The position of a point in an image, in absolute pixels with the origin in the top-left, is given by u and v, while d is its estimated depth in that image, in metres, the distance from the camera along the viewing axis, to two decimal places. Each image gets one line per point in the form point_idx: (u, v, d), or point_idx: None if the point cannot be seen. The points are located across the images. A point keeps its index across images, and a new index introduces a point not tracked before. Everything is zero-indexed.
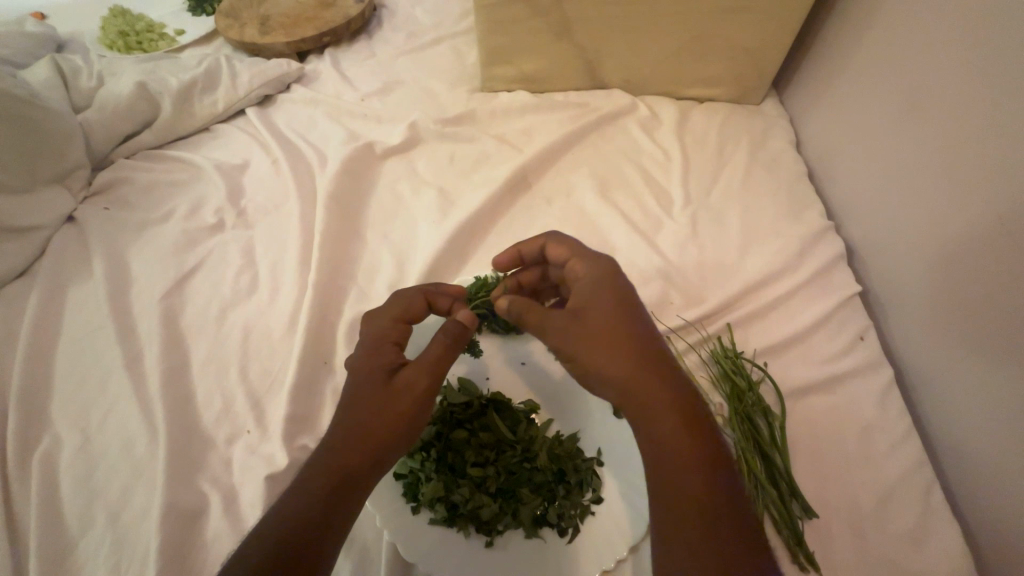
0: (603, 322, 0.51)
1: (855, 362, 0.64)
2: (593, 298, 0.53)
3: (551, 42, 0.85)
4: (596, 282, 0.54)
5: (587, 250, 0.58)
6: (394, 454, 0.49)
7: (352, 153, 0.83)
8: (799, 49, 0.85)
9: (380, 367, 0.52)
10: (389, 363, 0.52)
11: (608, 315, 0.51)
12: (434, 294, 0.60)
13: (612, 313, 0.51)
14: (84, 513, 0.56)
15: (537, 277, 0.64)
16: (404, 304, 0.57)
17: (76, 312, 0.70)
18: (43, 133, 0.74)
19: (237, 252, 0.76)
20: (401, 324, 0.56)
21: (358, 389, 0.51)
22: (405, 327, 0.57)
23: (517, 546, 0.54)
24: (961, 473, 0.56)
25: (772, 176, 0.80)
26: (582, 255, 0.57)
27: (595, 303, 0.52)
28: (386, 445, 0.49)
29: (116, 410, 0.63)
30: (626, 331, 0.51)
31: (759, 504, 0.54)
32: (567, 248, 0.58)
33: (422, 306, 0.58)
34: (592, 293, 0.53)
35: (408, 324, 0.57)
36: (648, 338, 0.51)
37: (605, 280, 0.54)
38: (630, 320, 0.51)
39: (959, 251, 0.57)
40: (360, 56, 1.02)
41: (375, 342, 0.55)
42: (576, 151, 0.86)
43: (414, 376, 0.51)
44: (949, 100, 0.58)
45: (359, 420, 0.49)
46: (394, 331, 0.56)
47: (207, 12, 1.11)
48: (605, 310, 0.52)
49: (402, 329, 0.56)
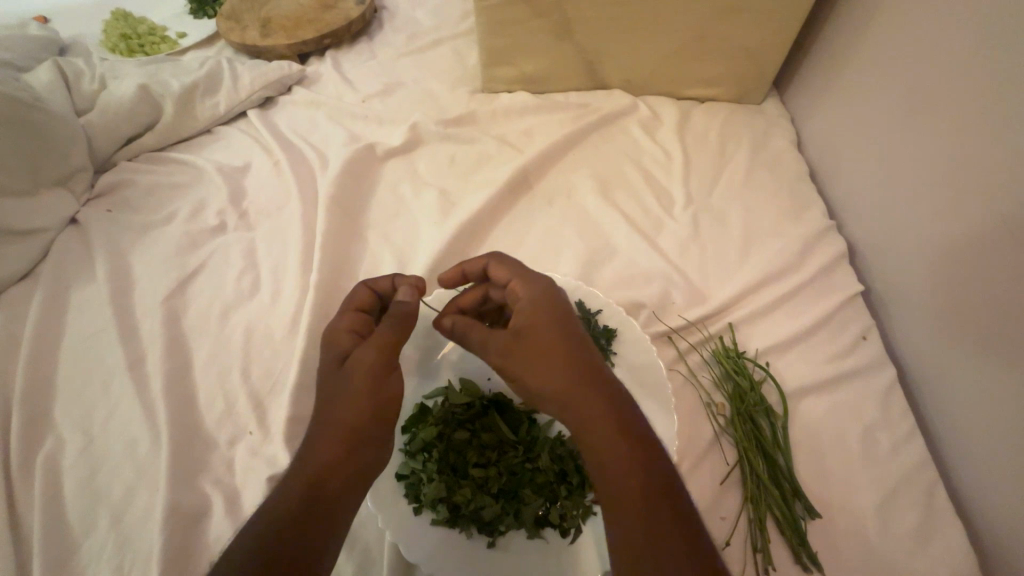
0: (553, 347, 0.50)
1: (856, 362, 0.63)
2: (541, 318, 0.52)
3: (551, 43, 0.85)
4: (546, 303, 0.53)
5: (530, 273, 0.57)
6: (369, 441, 0.49)
7: (352, 154, 0.83)
8: (799, 49, 0.86)
9: (336, 357, 0.54)
10: (343, 351, 0.54)
11: (546, 339, 0.50)
12: (376, 284, 0.61)
13: (549, 343, 0.50)
14: (87, 515, 0.56)
15: (480, 297, 0.61)
16: (352, 298, 0.59)
17: (78, 314, 0.70)
18: (46, 136, 0.75)
19: (238, 253, 0.76)
20: (349, 313, 0.58)
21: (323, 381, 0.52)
22: (357, 316, 0.58)
23: (518, 546, 0.54)
24: (967, 472, 0.56)
25: (773, 176, 0.80)
26: (525, 278, 0.56)
27: (535, 327, 0.51)
28: (371, 442, 0.50)
29: (120, 411, 0.63)
30: (561, 358, 0.49)
31: (762, 505, 0.54)
32: (521, 267, 0.58)
33: (366, 295, 0.59)
34: (538, 314, 0.52)
35: (357, 312, 0.58)
36: (584, 364, 0.49)
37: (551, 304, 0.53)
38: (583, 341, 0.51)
39: (962, 251, 0.57)
40: (361, 58, 1.02)
41: (330, 337, 0.56)
42: (576, 151, 0.86)
43: (365, 353, 0.52)
44: (949, 103, 0.58)
45: (329, 409, 0.50)
46: (345, 321, 0.57)
47: (209, 14, 1.11)
48: (555, 330, 0.51)
49: (351, 317, 0.57)
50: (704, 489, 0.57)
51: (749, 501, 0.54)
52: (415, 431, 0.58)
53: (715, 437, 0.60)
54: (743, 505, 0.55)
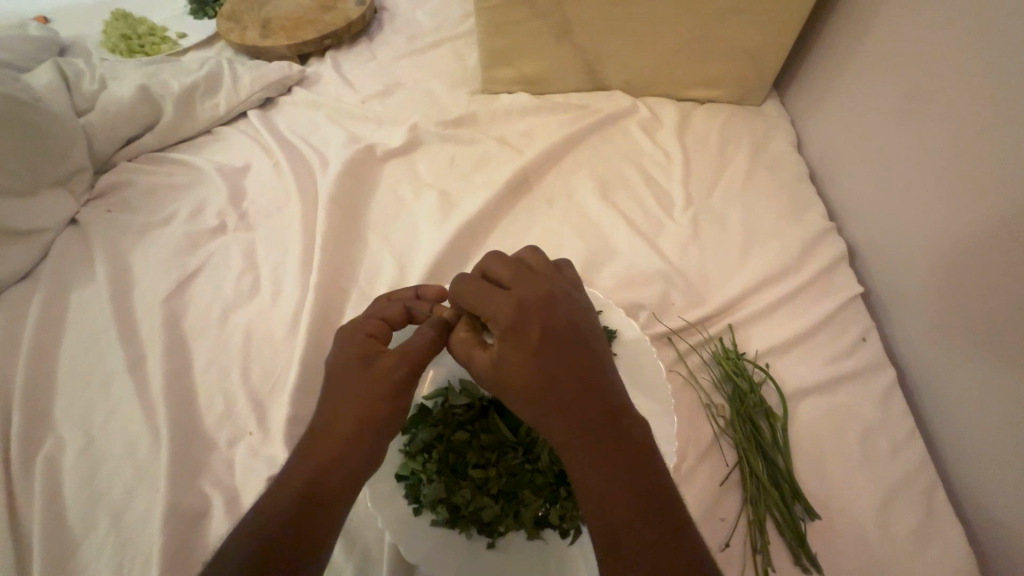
0: (524, 374, 0.46)
1: (857, 363, 0.63)
2: (513, 333, 0.48)
3: (551, 44, 0.86)
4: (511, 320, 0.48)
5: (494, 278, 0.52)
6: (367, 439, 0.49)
7: (352, 155, 0.83)
8: (799, 50, 0.86)
9: (359, 356, 0.52)
10: (367, 353, 0.52)
11: (519, 365, 0.47)
12: (411, 300, 0.60)
13: (524, 369, 0.47)
14: (87, 515, 0.56)
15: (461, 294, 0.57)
16: (382, 307, 0.59)
17: (78, 315, 0.70)
18: (45, 136, 0.75)
19: (238, 253, 0.76)
20: (374, 318, 0.56)
21: (338, 379, 0.51)
22: (381, 323, 0.56)
23: (518, 546, 0.54)
24: (967, 474, 0.56)
25: (774, 177, 0.80)
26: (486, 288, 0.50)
27: (505, 353, 0.47)
28: (368, 435, 0.49)
29: (120, 411, 0.63)
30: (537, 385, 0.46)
31: (761, 506, 0.54)
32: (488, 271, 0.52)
33: (398, 307, 0.58)
34: (507, 326, 0.48)
35: (379, 320, 0.57)
36: (561, 387, 0.46)
37: (523, 311, 0.48)
38: (566, 346, 0.48)
39: (963, 254, 0.57)
40: (361, 58, 1.03)
41: (350, 336, 0.54)
42: (576, 152, 0.86)
43: (397, 364, 0.51)
44: (952, 103, 0.58)
45: (340, 410, 0.49)
46: (369, 325, 0.55)
47: (209, 15, 1.11)
48: (530, 345, 0.47)
49: (377, 323, 0.56)
50: (703, 491, 0.57)
51: (748, 502, 0.55)
52: (415, 432, 0.58)
53: (715, 437, 0.60)
54: (742, 506, 0.55)
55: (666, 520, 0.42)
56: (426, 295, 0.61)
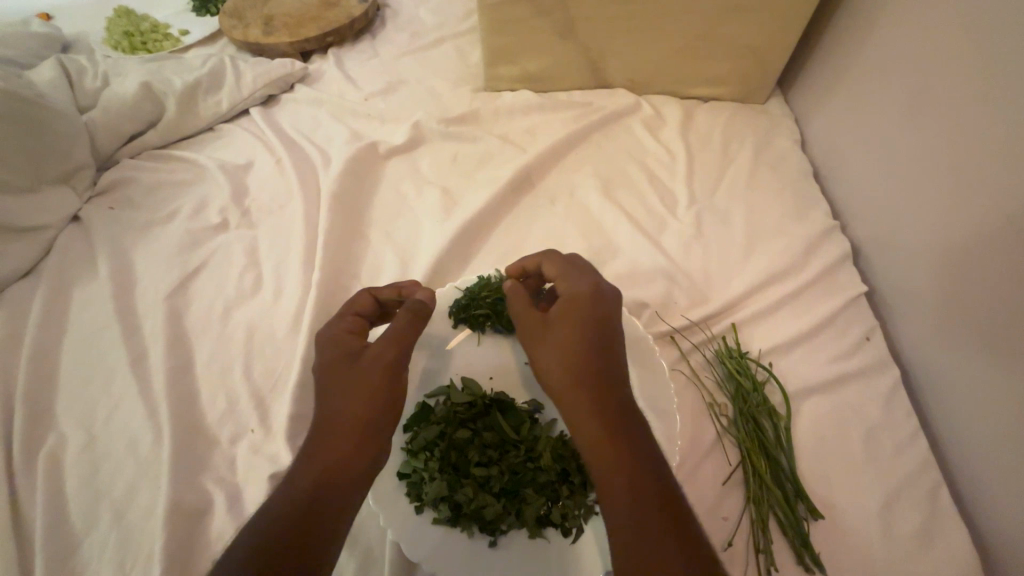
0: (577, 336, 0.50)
1: (861, 363, 0.63)
2: (585, 303, 0.52)
3: (554, 42, 0.85)
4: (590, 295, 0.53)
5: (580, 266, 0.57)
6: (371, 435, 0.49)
7: (355, 152, 0.83)
8: (804, 48, 0.85)
9: (342, 352, 0.53)
10: (350, 348, 0.54)
11: (575, 327, 0.51)
12: (379, 292, 0.61)
13: (578, 331, 0.50)
14: (89, 512, 0.56)
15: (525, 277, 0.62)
16: (352, 301, 0.60)
17: (80, 312, 0.70)
18: (48, 133, 0.75)
19: (240, 250, 0.76)
20: (349, 316, 0.58)
21: (327, 377, 0.52)
22: (355, 319, 0.58)
23: (520, 545, 0.54)
24: (972, 474, 0.55)
25: (778, 175, 0.80)
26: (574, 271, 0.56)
27: (571, 316, 0.51)
28: (373, 436, 0.50)
29: (122, 408, 0.63)
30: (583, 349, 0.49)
31: (764, 506, 0.54)
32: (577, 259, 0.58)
33: (367, 300, 0.60)
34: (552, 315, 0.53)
35: (353, 315, 0.58)
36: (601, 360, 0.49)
37: (600, 294, 0.53)
38: (594, 341, 0.50)
39: (967, 251, 0.56)
40: (363, 56, 1.02)
41: (330, 336, 0.55)
42: (580, 150, 0.86)
43: (382, 350, 0.53)
44: (957, 99, 0.57)
45: (336, 405, 0.50)
46: (345, 323, 0.57)
47: (212, 12, 1.11)
48: (592, 316, 0.51)
49: (352, 319, 0.58)
50: (705, 490, 0.57)
51: (751, 502, 0.54)
52: (417, 430, 0.58)
53: (718, 437, 0.60)
54: (746, 505, 0.55)
55: (663, 520, 0.40)
56: (392, 283, 0.63)
